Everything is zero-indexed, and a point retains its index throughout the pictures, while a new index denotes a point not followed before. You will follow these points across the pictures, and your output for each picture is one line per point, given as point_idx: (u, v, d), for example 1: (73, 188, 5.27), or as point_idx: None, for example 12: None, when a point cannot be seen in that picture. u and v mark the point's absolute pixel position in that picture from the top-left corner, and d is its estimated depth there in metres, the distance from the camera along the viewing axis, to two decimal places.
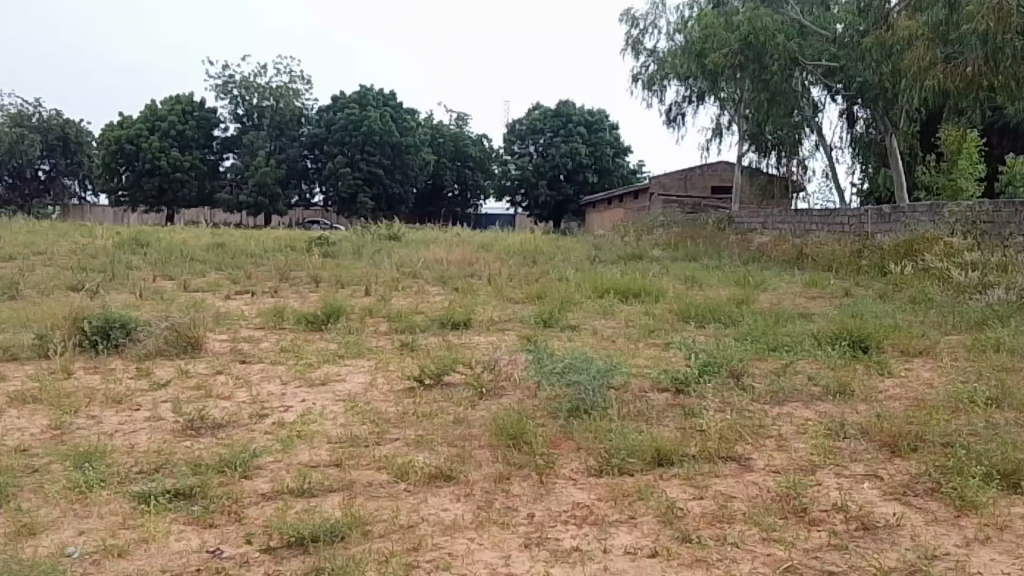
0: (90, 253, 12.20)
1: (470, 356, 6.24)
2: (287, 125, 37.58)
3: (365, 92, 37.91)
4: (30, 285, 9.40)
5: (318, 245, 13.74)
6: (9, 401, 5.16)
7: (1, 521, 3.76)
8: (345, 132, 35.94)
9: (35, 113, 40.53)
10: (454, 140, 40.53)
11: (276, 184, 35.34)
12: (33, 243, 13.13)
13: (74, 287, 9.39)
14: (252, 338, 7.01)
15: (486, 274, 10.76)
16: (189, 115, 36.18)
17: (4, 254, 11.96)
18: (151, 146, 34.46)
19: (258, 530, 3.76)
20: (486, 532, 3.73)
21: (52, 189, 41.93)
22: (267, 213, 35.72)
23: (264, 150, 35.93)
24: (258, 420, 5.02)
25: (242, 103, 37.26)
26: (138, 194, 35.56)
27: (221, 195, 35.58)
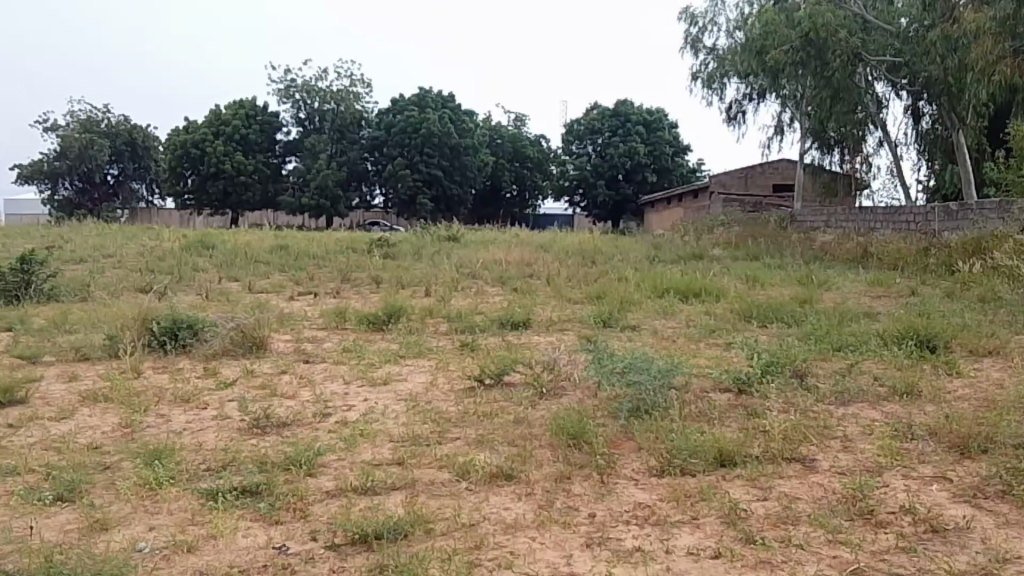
0: (158, 254, 12.51)
1: (530, 356, 6.27)
2: (348, 129, 37.73)
3: (424, 95, 37.98)
4: (101, 287, 9.65)
5: (379, 246, 13.92)
6: (83, 399, 5.32)
7: (76, 517, 3.86)
8: (404, 134, 36.11)
9: (103, 120, 40.44)
10: (513, 141, 40.48)
11: (337, 186, 35.65)
12: (102, 246, 13.47)
13: (143, 289, 9.63)
14: (315, 338, 7.12)
15: (546, 274, 10.79)
16: (252, 119, 36.79)
17: (75, 257, 12.29)
18: (215, 150, 35.01)
19: (323, 528, 3.81)
20: (548, 532, 3.73)
21: (121, 193, 41.96)
22: (328, 215, 36.05)
23: (325, 154, 36.31)
24: (322, 418, 5.09)
25: (304, 107, 37.66)
26: (203, 197, 36.22)
27: (284, 199, 35.97)
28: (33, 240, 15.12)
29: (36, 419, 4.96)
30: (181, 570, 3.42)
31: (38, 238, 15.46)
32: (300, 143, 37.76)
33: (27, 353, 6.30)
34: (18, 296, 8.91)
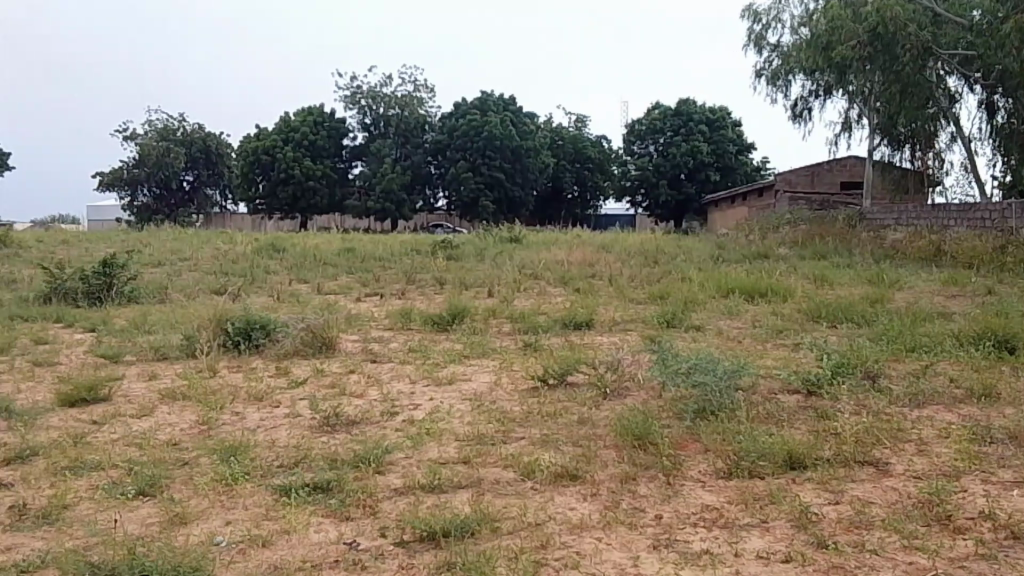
0: (232, 258, 12.91)
1: (594, 356, 6.28)
2: (413, 133, 38.10)
3: (485, 98, 38.00)
4: (179, 289, 10.02)
5: (442, 248, 14.03)
6: (162, 397, 5.52)
7: (157, 510, 4.01)
8: (467, 137, 36.29)
9: (180, 128, 41.33)
10: (574, 142, 40.37)
11: (401, 190, 36.18)
12: (180, 250, 13.97)
13: (218, 291, 9.98)
14: (381, 338, 7.26)
15: (608, 274, 10.79)
16: (320, 125, 37.67)
17: (154, 261, 12.76)
18: (286, 156, 35.97)
19: (392, 524, 3.88)
20: (614, 533, 3.73)
21: (195, 199, 42.78)
22: (393, 218, 36.59)
23: (391, 158, 36.84)
24: (390, 416, 5.19)
25: (369, 112, 38.24)
26: (274, 202, 37.17)
27: (350, 202, 36.62)
28: (116, 245, 15.76)
29: (119, 416, 5.18)
30: (256, 565, 3.52)
31: (119, 242, 16.11)
32: (365, 148, 38.30)
33: (110, 353, 6.57)
34: (101, 297, 9.29)
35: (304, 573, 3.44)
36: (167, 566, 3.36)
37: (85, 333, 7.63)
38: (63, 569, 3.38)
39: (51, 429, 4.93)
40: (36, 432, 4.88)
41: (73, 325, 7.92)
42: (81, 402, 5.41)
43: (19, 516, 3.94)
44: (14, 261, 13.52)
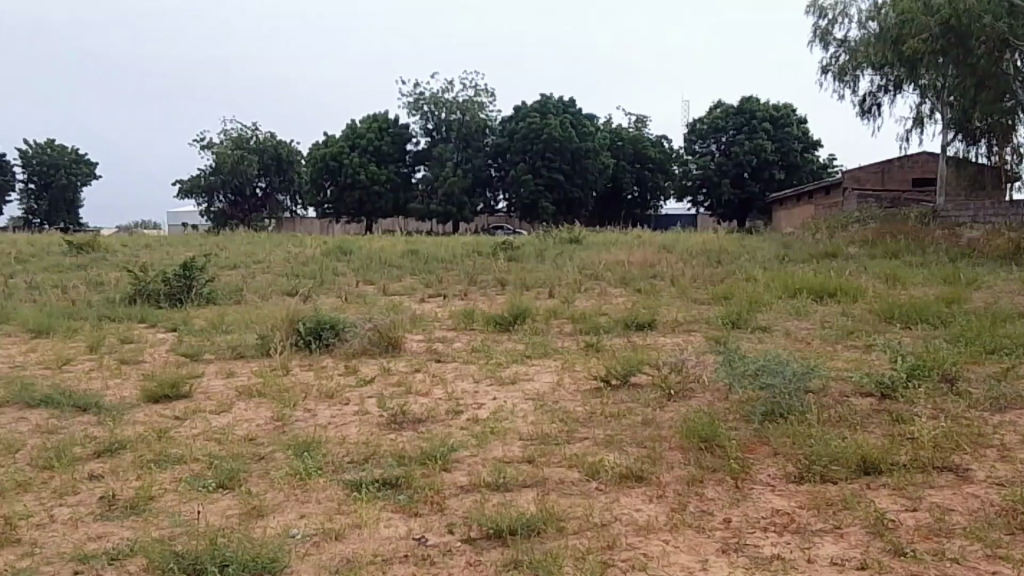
0: (302, 260, 13.34)
1: (657, 357, 6.26)
2: (473, 137, 38.32)
3: (546, 100, 37.92)
4: (253, 290, 10.41)
5: (503, 249, 14.15)
6: (238, 394, 5.77)
7: (237, 503, 4.19)
8: (527, 140, 36.33)
9: (253, 137, 42.87)
10: (634, 143, 40.07)
11: (463, 193, 36.49)
12: (254, 253, 14.50)
13: (290, 292, 10.35)
14: (445, 338, 7.39)
15: (670, 274, 10.71)
16: (385, 132, 38.45)
17: (230, 264, 13.28)
18: (352, 162, 36.78)
19: (459, 521, 3.95)
20: (682, 535, 3.72)
21: (268, 204, 44.33)
22: (455, 220, 36.98)
23: (452, 162, 37.09)
24: (455, 415, 5.30)
25: (432, 117, 38.46)
26: (341, 206, 38.09)
27: (413, 206, 37.11)
28: (194, 249, 16.43)
29: (200, 411, 5.43)
30: (330, 557, 3.64)
31: (197, 247, 16.79)
32: (428, 153, 38.67)
33: (191, 352, 6.88)
34: (182, 298, 9.73)
35: (377, 566, 3.55)
36: (246, 557, 3.52)
37: (167, 332, 8.03)
38: (150, 557, 3.57)
39: (138, 423, 5.22)
40: (124, 426, 5.17)
41: (156, 325, 8.32)
42: (164, 398, 5.69)
43: (110, 506, 4.19)
44: (101, 264, 14.29)
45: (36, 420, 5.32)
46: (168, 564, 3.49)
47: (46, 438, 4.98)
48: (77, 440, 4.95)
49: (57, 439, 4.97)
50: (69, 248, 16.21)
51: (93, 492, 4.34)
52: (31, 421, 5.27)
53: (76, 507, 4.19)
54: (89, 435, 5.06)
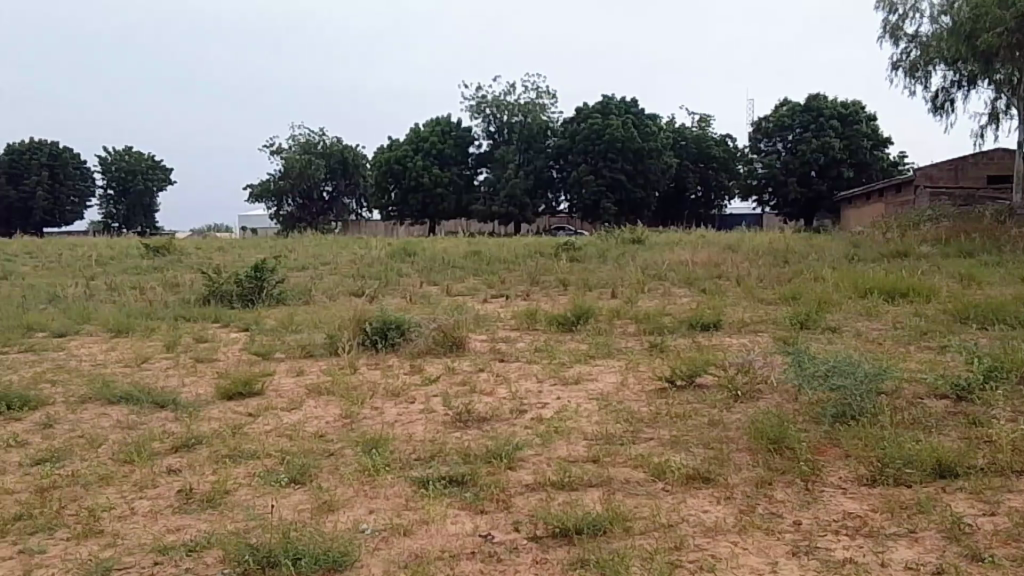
0: (368, 262, 13.59)
1: (723, 358, 6.23)
2: (536, 138, 38.05)
3: (608, 100, 37.59)
4: (321, 291, 10.68)
5: (566, 249, 14.21)
6: (308, 392, 5.92)
7: (308, 497, 4.31)
8: (589, 141, 35.95)
9: (320, 142, 43.72)
10: (697, 142, 39.70)
11: (524, 194, 36.40)
12: (322, 255, 14.86)
13: (356, 292, 10.57)
14: (508, 338, 7.46)
15: (735, 274, 10.60)
16: (448, 134, 38.59)
17: (300, 265, 13.64)
18: (416, 165, 37.13)
19: (525, 519, 3.99)
20: (750, 537, 3.69)
21: (334, 208, 44.85)
22: (516, 222, 37.09)
23: (515, 163, 36.95)
24: (519, 414, 5.34)
25: (494, 120, 38.62)
26: (405, 210, 38.64)
27: (476, 207, 37.36)
28: (265, 251, 16.90)
29: (272, 408, 5.59)
30: (400, 551, 3.73)
31: (268, 249, 17.22)
32: (490, 155, 38.66)
33: (262, 351, 7.09)
34: (253, 299, 10.00)
35: (445, 561, 3.61)
36: (318, 551, 3.62)
37: (240, 332, 8.27)
38: (226, 549, 3.70)
39: (213, 419, 5.40)
40: (200, 422, 5.36)
41: (229, 325, 8.57)
42: (238, 394, 5.87)
43: (187, 499, 4.34)
44: (178, 266, 14.83)
45: (118, 416, 5.55)
46: (242, 555, 3.60)
47: (127, 433, 5.20)
48: (156, 435, 5.15)
49: (138, 435, 5.17)
50: (148, 250, 16.86)
51: (171, 486, 4.51)
52: (113, 417, 5.51)
53: (156, 500, 4.35)
54: (167, 431, 5.25)
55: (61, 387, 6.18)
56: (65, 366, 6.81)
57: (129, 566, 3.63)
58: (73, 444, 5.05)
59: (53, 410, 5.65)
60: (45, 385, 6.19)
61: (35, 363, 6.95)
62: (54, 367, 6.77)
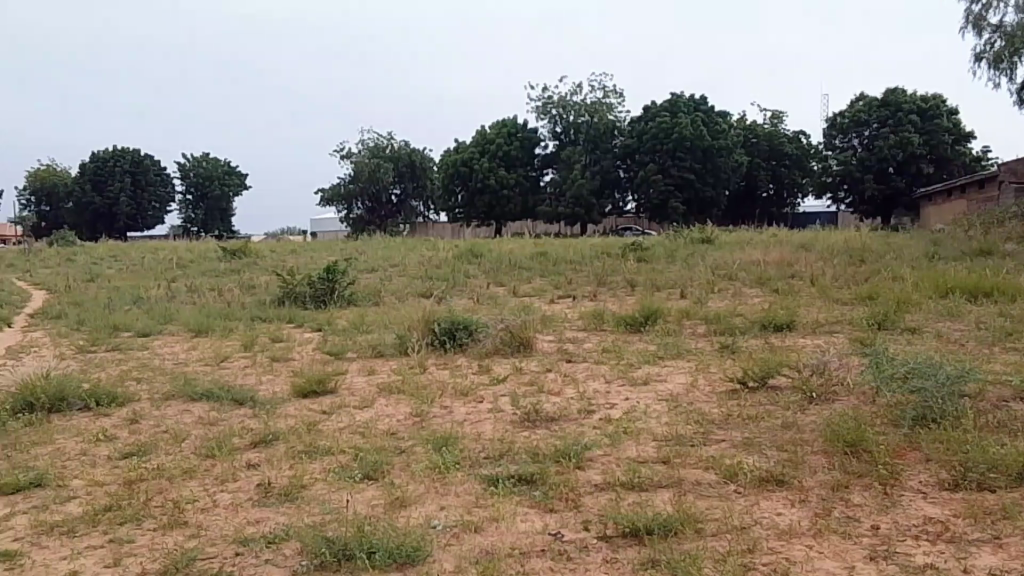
0: (435, 263, 13.79)
1: (797, 359, 6.12)
2: (602, 138, 36.82)
3: (676, 100, 35.53)
4: (390, 293, 10.90)
5: (633, 250, 14.12)
6: (379, 390, 6.07)
7: (381, 493, 4.42)
8: (657, 139, 34.23)
9: (388, 146, 43.54)
10: (769, 139, 37.24)
11: (591, 195, 35.31)
12: (391, 258, 15.18)
13: (424, 294, 10.72)
14: (576, 338, 7.52)
15: (810, 274, 10.37)
16: (514, 136, 38.04)
17: (371, 267, 14.02)
18: (482, 167, 36.99)
19: (595, 518, 4.02)
20: (825, 541, 3.63)
21: (402, 211, 44.85)
22: (583, 222, 35.95)
23: (581, 163, 36.02)
24: (587, 414, 5.37)
25: (560, 121, 37.88)
26: (471, 211, 38.38)
27: (542, 208, 36.69)
28: (336, 253, 17.36)
29: (345, 407, 5.74)
30: (470, 548, 3.78)
31: (339, 252, 17.64)
32: (556, 156, 38.01)
33: (335, 351, 7.29)
34: (326, 300, 10.25)
35: (514, 559, 3.65)
36: (392, 546, 3.72)
37: (313, 332, 8.51)
38: (304, 541, 3.82)
39: (289, 416, 5.58)
40: (277, 419, 5.55)
41: (303, 325, 8.83)
42: (312, 392, 6.04)
43: (266, 492, 4.50)
44: (254, 269, 15.35)
45: (199, 412, 5.79)
46: (320, 548, 3.72)
47: (208, 429, 5.43)
48: (235, 431, 5.35)
49: (218, 430, 5.39)
50: (227, 255, 17.52)
51: (251, 480, 4.68)
52: (195, 413, 5.76)
53: (236, 493, 4.52)
54: (246, 427, 5.46)
55: (146, 384, 6.50)
56: (149, 364, 7.15)
57: (212, 556, 3.79)
58: (158, 438, 5.29)
59: (138, 406, 5.94)
60: (131, 383, 6.52)
61: (122, 361, 7.30)
62: (139, 365, 7.10)
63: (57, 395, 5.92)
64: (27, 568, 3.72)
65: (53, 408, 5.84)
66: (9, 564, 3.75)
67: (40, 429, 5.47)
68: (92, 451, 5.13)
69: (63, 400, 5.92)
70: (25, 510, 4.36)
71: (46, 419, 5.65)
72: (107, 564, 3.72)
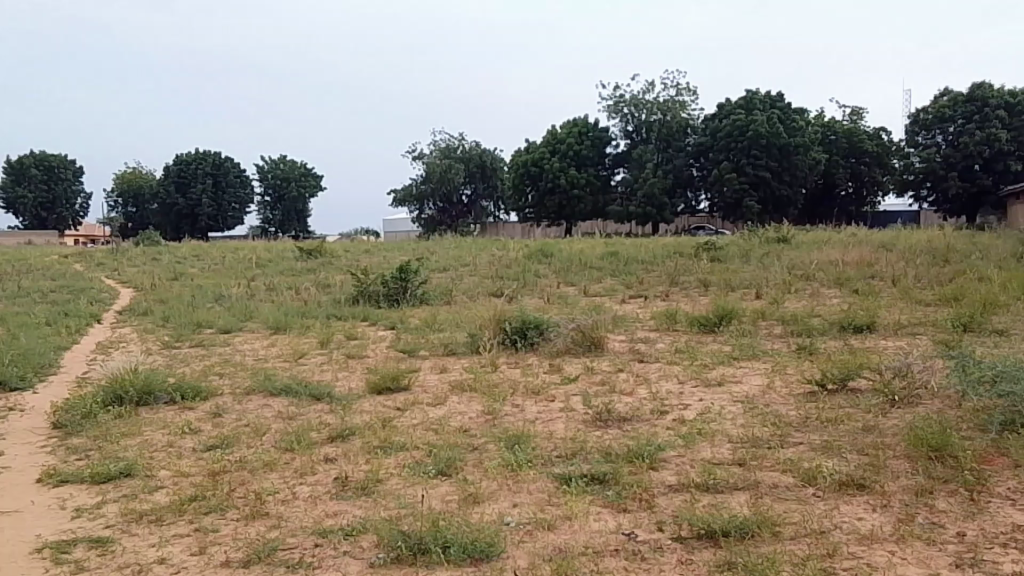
0: (505, 263, 13.91)
1: (877, 362, 5.99)
2: (674, 137, 35.41)
3: (751, 96, 34.00)
4: (461, 292, 11.08)
5: (706, 249, 13.96)
6: (452, 388, 6.19)
7: (455, 488, 4.51)
8: (731, 137, 32.58)
9: (460, 146, 44.02)
10: (848, 136, 35.02)
11: (663, 194, 33.98)
12: (462, 258, 15.42)
13: (495, 293, 10.87)
14: (647, 338, 7.51)
15: (891, 274, 10.08)
16: (585, 135, 37.07)
17: (442, 268, 14.27)
18: (553, 167, 36.06)
19: (668, 519, 3.99)
20: (908, 547, 3.54)
21: (473, 211, 45.02)
22: (655, 222, 34.67)
23: (653, 162, 34.78)
24: (660, 414, 5.37)
25: (632, 119, 36.55)
26: (541, 211, 37.56)
27: (613, 208, 35.54)
28: (408, 253, 17.71)
29: (418, 403, 5.88)
30: (544, 545, 3.81)
31: (411, 252, 17.99)
32: (628, 155, 36.83)
33: (408, 349, 7.48)
34: (398, 299, 10.47)
35: (589, 557, 3.65)
36: (466, 541, 3.78)
37: (386, 330, 8.70)
38: (381, 534, 3.91)
39: (364, 412, 5.74)
40: (353, 414, 5.72)
41: (377, 323, 9.06)
42: (387, 389, 6.21)
43: (343, 486, 4.63)
44: (330, 268, 15.79)
45: (279, 407, 6.01)
46: (396, 541, 3.81)
47: (287, 423, 5.62)
48: (313, 426, 5.53)
49: (297, 425, 5.58)
50: (304, 254, 18.07)
51: (328, 473, 4.82)
52: (275, 407, 5.98)
53: (315, 486, 4.66)
54: (323, 422, 5.64)
55: (228, 379, 6.79)
56: (231, 360, 7.46)
57: (292, 546, 3.91)
58: (239, 431, 5.51)
59: (221, 400, 6.21)
60: (213, 378, 6.82)
61: (205, 356, 7.62)
62: (221, 361, 7.41)
63: (144, 389, 6.25)
64: (119, 553, 3.90)
65: (141, 401, 6.16)
66: (102, 549, 3.93)
67: (131, 422, 5.77)
68: (178, 443, 5.37)
69: (149, 393, 6.23)
70: (114, 499, 4.58)
71: (134, 412, 5.96)
72: (194, 552, 3.88)
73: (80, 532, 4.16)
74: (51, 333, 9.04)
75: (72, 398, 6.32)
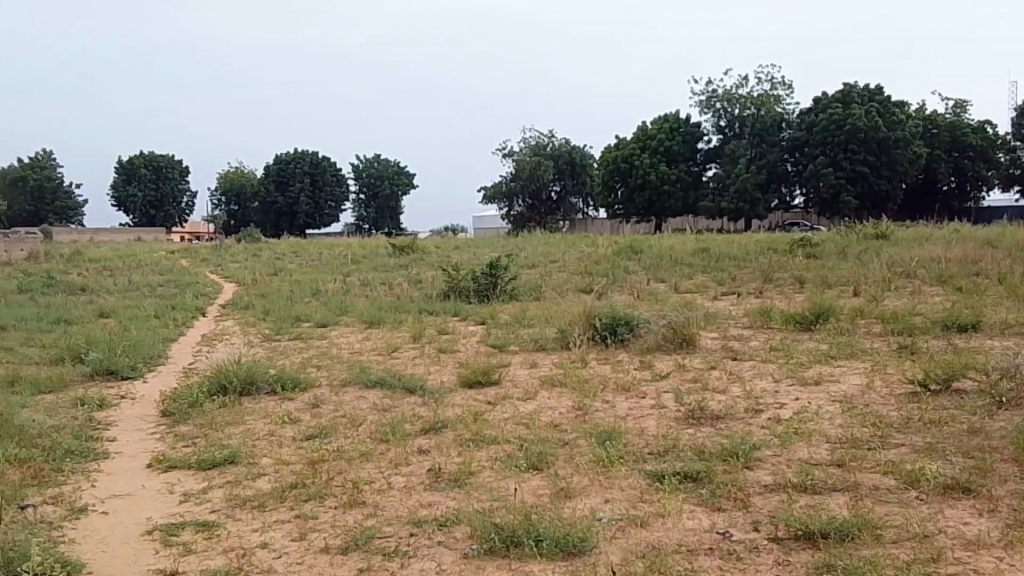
0: (594, 260, 13.92)
1: (985, 363, 5.75)
2: (769, 132, 34.41)
3: (848, 90, 32.76)
4: (550, 287, 11.22)
5: (801, 245, 13.64)
6: (543, 383, 6.28)
7: (545, 482, 4.59)
8: (827, 132, 31.47)
9: (550, 143, 43.98)
10: (951, 130, 33.24)
11: (758, 189, 33.11)
12: (552, 254, 15.54)
13: (584, 289, 10.93)
14: (740, 336, 7.42)
15: (999, 271, 9.61)
16: (676, 131, 36.46)
17: (533, 265, 14.43)
18: (643, 162, 35.56)
19: (764, 519, 3.96)
20: (1018, 554, 3.42)
21: (562, 207, 45.02)
22: (747, 218, 33.84)
23: (746, 157, 33.88)
24: (755, 413, 5.32)
25: (725, 114, 35.64)
26: (631, 207, 37.13)
27: (704, 204, 34.64)
28: (498, 249, 17.92)
29: (510, 398, 6.02)
30: (638, 541, 3.85)
31: (499, 248, 18.19)
32: (720, 150, 35.95)
33: (499, 343, 7.63)
34: (489, 295, 10.63)
35: (682, 555, 3.66)
36: (559, 534, 3.85)
37: (477, 325, 8.89)
38: (473, 526, 4.02)
39: (457, 405, 5.91)
40: (447, 407, 5.90)
41: (467, 318, 9.27)
42: (478, 382, 6.36)
43: (437, 477, 4.77)
44: (420, 264, 16.11)
45: (375, 399, 6.25)
46: (489, 533, 3.92)
47: (381, 415, 5.83)
48: (407, 418, 5.73)
49: (391, 417, 5.79)
50: (396, 251, 18.50)
51: (422, 464, 4.98)
52: (370, 400, 6.22)
53: (409, 476, 4.82)
54: (417, 414, 5.83)
55: (325, 371, 7.09)
56: (328, 353, 7.76)
57: (389, 535, 4.06)
58: (336, 422, 5.75)
59: (319, 392, 6.49)
60: (311, 369, 7.13)
61: (303, 349, 7.95)
62: (319, 353, 7.73)
63: (246, 380, 6.59)
64: (224, 537, 4.13)
65: (244, 391, 6.51)
66: (208, 533, 4.17)
67: (235, 411, 6.09)
68: (279, 432, 5.64)
69: (251, 384, 6.57)
70: (220, 484, 4.86)
71: (239, 402, 6.30)
72: (295, 538, 4.08)
73: (188, 515, 4.43)
74: (163, 325, 9.61)
75: (180, 388, 6.72)
